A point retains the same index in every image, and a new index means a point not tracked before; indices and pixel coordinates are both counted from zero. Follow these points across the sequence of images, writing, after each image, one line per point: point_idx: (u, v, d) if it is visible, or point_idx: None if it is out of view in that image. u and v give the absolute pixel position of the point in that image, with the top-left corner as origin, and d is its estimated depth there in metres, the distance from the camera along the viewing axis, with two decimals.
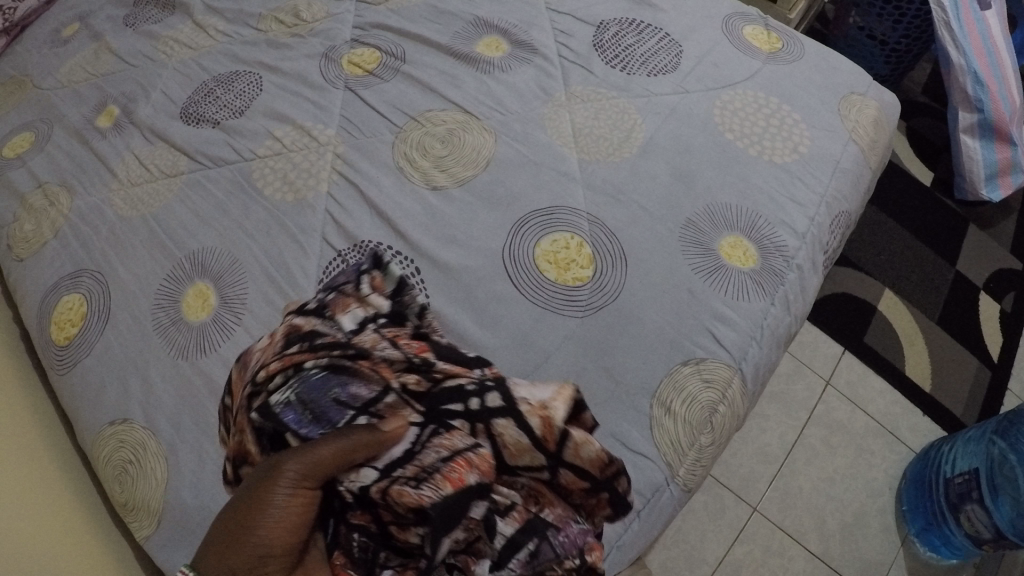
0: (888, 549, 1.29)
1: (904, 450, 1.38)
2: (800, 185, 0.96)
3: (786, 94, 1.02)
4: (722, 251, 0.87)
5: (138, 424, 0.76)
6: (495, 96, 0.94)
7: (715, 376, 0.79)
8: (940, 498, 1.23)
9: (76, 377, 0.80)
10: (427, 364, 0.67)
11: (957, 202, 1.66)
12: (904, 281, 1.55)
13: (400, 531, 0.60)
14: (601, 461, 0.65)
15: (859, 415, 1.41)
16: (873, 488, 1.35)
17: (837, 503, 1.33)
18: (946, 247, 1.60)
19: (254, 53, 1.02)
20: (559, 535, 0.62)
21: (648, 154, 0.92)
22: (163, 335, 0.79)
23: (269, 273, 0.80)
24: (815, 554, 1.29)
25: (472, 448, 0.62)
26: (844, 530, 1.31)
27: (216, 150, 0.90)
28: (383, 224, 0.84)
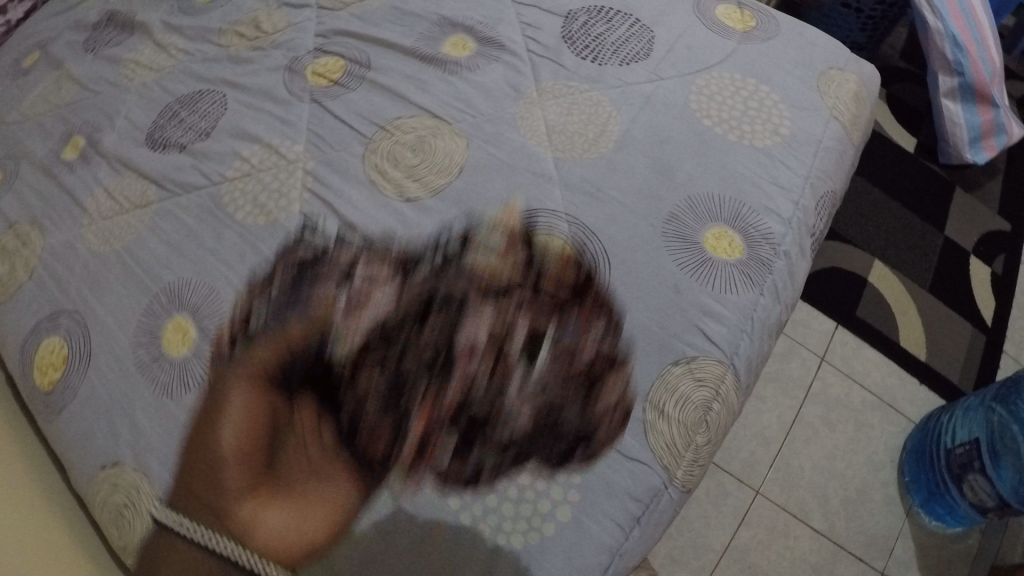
0: (892, 521, 1.30)
1: (903, 422, 1.38)
2: (782, 168, 0.94)
3: (763, 74, 1.01)
4: (707, 244, 0.85)
5: (130, 467, 0.74)
6: (466, 97, 0.92)
7: (708, 373, 0.78)
8: (942, 469, 1.23)
9: (63, 422, 0.78)
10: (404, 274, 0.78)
11: (942, 166, 1.65)
12: (893, 253, 1.54)
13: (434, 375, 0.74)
14: (568, 258, 0.80)
15: (856, 389, 1.41)
16: (874, 461, 1.35)
17: (839, 479, 1.33)
18: (934, 216, 1.59)
19: (217, 70, 0.99)
20: (564, 327, 0.76)
21: (626, 147, 0.90)
22: (146, 373, 0.77)
23: (248, 301, 0.78)
24: (820, 531, 1.29)
25: (467, 297, 0.76)
26: (847, 505, 1.31)
27: (185, 176, 0.88)
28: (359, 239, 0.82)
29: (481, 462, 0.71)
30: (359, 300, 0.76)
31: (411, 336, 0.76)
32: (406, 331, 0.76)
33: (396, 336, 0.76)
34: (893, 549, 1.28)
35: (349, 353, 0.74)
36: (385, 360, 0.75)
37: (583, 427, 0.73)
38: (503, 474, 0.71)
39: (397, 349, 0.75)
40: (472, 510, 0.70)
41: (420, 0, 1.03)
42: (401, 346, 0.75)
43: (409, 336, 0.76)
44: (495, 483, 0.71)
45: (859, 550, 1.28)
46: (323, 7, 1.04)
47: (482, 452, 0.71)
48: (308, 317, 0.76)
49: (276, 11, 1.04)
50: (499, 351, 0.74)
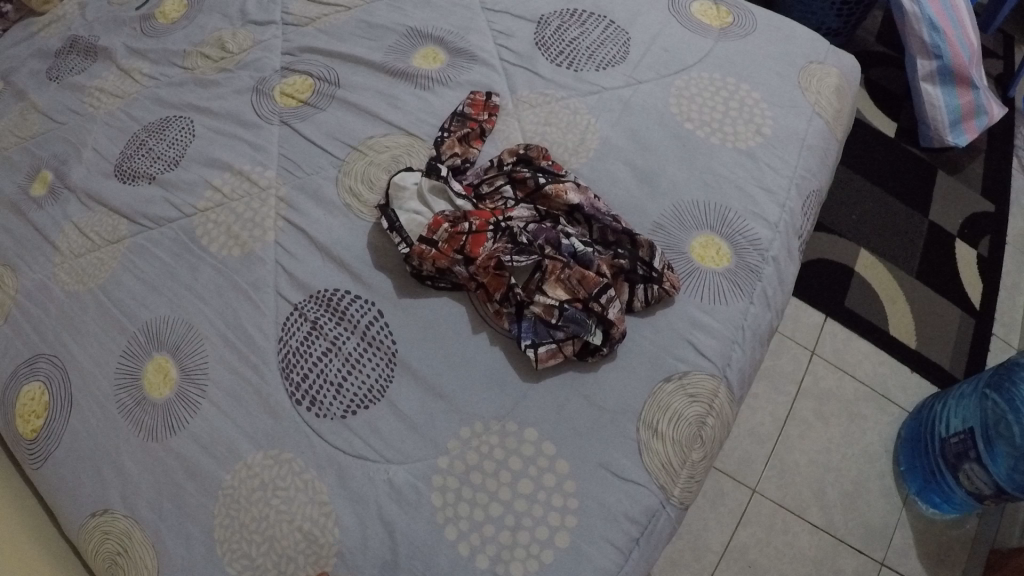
0: (890, 511, 1.26)
1: (896, 410, 1.34)
2: (766, 169, 0.94)
3: (743, 72, 1.00)
4: (695, 253, 0.86)
5: (120, 513, 0.71)
6: (439, 113, 0.92)
7: (701, 389, 0.78)
8: (936, 457, 1.20)
9: (49, 470, 0.75)
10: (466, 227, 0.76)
11: (923, 149, 1.63)
12: (881, 240, 1.52)
13: (480, 221, 0.77)
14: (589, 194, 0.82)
15: (848, 380, 1.37)
16: (867, 452, 1.31)
17: (834, 472, 1.29)
18: (918, 200, 1.57)
19: (182, 94, 0.96)
20: (586, 202, 0.81)
21: (606, 156, 0.92)
22: (128, 417, 0.74)
23: (227, 337, 0.75)
24: (819, 526, 1.25)
25: (530, 244, 0.76)
26: (844, 498, 1.27)
27: (156, 208, 0.85)
28: (333, 265, 0.79)
29: (476, 492, 0.69)
30: (345, 331, 0.74)
31: (396, 365, 0.73)
32: (391, 360, 0.73)
33: (383, 367, 0.73)
34: (890, 540, 1.24)
35: (337, 387, 0.72)
36: (372, 392, 0.72)
37: (577, 449, 0.71)
38: (498, 503, 0.69)
39: (384, 380, 0.72)
40: (469, 540, 0.67)
41: (388, 12, 1.01)
42: (388, 377, 0.72)
43: (394, 366, 0.73)
44: (491, 512, 0.68)
45: (858, 542, 1.24)
46: (289, 23, 1.02)
47: (478, 480, 0.69)
48: (294, 350, 0.74)
49: (241, 29, 1.02)
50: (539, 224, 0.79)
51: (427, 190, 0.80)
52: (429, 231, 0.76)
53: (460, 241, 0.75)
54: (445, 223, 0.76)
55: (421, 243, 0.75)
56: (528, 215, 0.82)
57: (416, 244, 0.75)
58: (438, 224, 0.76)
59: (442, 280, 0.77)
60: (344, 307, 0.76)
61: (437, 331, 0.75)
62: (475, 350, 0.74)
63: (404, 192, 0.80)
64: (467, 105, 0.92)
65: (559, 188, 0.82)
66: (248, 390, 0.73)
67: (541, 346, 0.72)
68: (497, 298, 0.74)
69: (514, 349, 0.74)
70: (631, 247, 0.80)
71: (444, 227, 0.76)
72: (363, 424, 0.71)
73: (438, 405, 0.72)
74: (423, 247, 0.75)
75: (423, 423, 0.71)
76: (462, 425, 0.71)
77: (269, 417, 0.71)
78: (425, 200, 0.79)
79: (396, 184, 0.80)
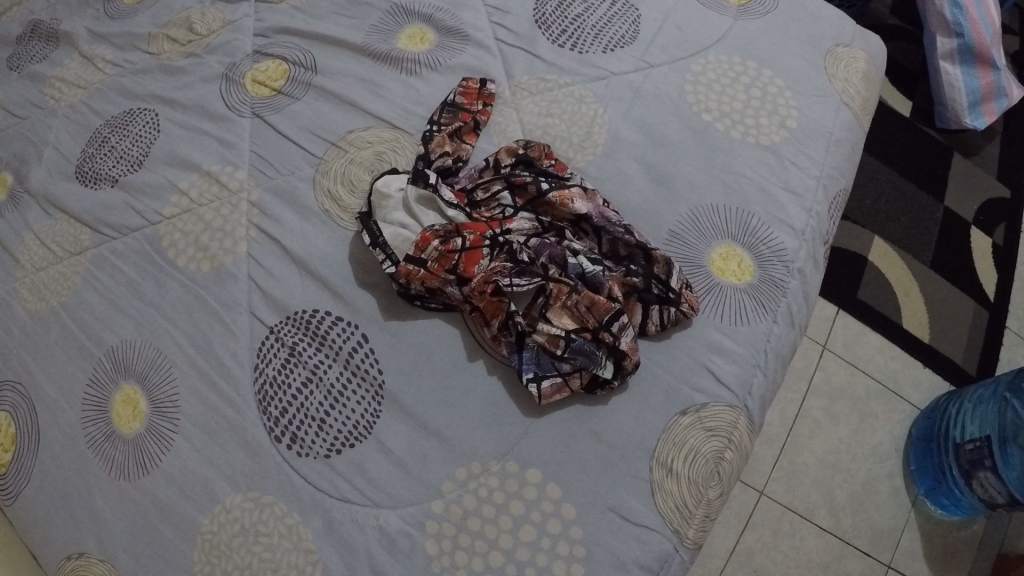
0: (900, 514, 1.19)
1: (907, 409, 1.25)
2: (792, 168, 0.85)
3: (765, 56, 0.91)
4: (714, 266, 0.79)
5: (95, 557, 0.65)
6: (428, 102, 0.83)
7: (719, 422, 0.71)
8: (950, 462, 1.13)
9: (20, 509, 0.69)
10: (459, 245, 0.68)
11: (940, 130, 1.47)
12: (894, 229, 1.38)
13: (475, 238, 0.68)
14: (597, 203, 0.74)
15: (860, 377, 1.27)
16: (876, 451, 1.22)
17: (843, 473, 1.21)
18: (940, 186, 1.43)
19: (148, 84, 0.86)
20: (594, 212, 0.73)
21: (615, 153, 0.83)
22: (98, 453, 0.67)
23: (198, 364, 0.68)
24: (826, 529, 1.18)
25: (532, 264, 0.68)
26: (853, 501, 1.19)
27: (120, 216, 0.77)
28: (312, 280, 0.71)
29: (474, 540, 0.63)
30: (327, 359, 0.67)
31: (384, 398, 0.66)
32: (378, 392, 0.66)
33: (370, 400, 0.65)
34: (899, 542, 1.18)
35: (319, 422, 0.65)
36: (358, 428, 0.65)
37: (584, 492, 0.65)
38: (499, 552, 0.62)
39: (371, 415, 0.65)
40: None
41: None
42: (375, 411, 0.65)
43: (382, 399, 0.66)
44: (491, 561, 0.62)
45: (866, 545, 1.17)
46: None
47: (476, 527, 0.63)
48: (271, 380, 0.66)
49: (210, 8, 0.91)
50: (541, 239, 0.70)
51: (414, 200, 0.71)
52: (416, 249, 0.68)
53: (452, 259, 0.67)
54: (434, 240, 0.68)
55: (407, 262, 0.67)
56: (528, 226, 0.74)
57: (403, 264, 0.67)
58: (427, 241, 0.68)
59: (433, 301, 0.69)
60: (325, 331, 0.68)
61: (429, 359, 0.67)
62: (471, 381, 0.67)
63: (389, 200, 0.71)
64: (460, 94, 0.82)
65: (564, 195, 0.73)
66: (221, 424, 0.66)
67: (544, 381, 0.65)
68: (495, 326, 0.66)
69: (513, 380, 0.67)
70: (645, 262, 0.72)
71: (433, 244, 0.68)
72: (348, 463, 0.64)
73: (431, 443, 0.65)
74: (410, 267, 0.67)
75: (414, 464, 0.64)
76: (457, 465, 0.64)
77: (244, 454, 0.65)
78: (412, 211, 0.71)
79: (379, 191, 0.71)
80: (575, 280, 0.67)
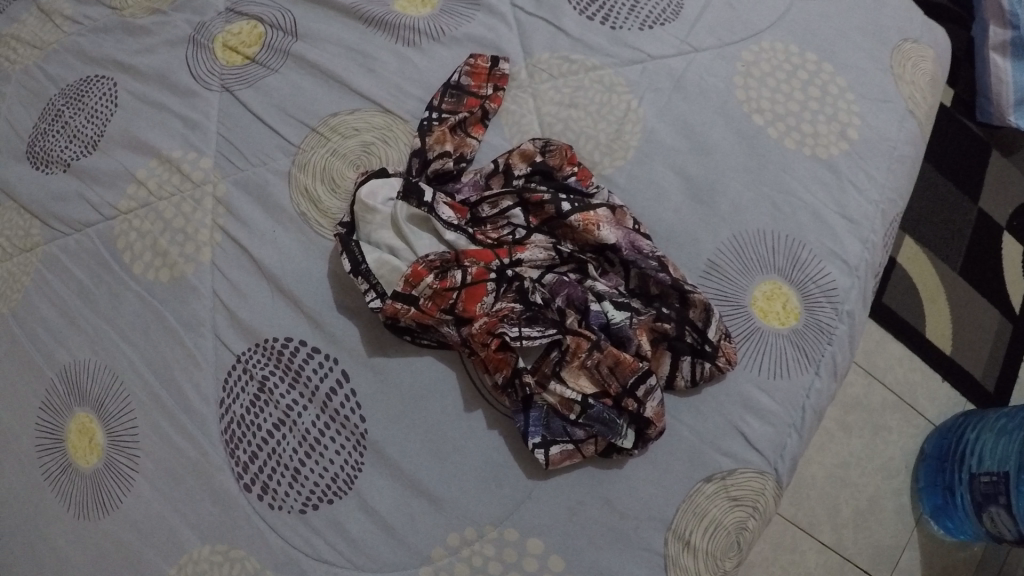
0: (903, 530, 0.96)
1: (922, 423, 1.00)
2: (849, 190, 0.72)
3: (825, 47, 0.75)
4: (757, 307, 0.68)
5: None
6: (428, 82, 0.71)
7: (745, 491, 0.63)
8: (964, 495, 0.90)
9: None
10: (459, 284, 0.59)
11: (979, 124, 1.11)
12: (930, 227, 1.08)
13: (479, 273, 0.59)
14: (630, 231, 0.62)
15: (877, 388, 1.01)
16: (884, 466, 0.98)
17: (849, 488, 0.96)
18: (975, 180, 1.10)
19: (108, 46, 0.75)
20: (624, 244, 0.61)
21: (648, 156, 0.71)
22: (55, 487, 0.61)
23: (156, 395, 0.60)
24: (827, 545, 0.95)
25: (548, 311, 0.59)
26: (856, 516, 0.96)
27: (72, 209, 0.68)
28: (285, 300, 0.62)
29: None
30: (300, 399, 0.59)
31: (367, 448, 0.58)
32: (360, 442, 0.58)
33: (351, 449, 0.58)
34: (899, 561, 0.96)
35: (292, 472, 0.57)
36: (337, 482, 0.57)
37: (589, 566, 0.58)
38: None
39: (352, 467, 0.58)
40: None
41: None
42: (357, 463, 0.58)
43: (365, 449, 0.58)
44: None
45: (866, 566, 0.95)
46: None
47: None
48: (239, 420, 0.59)
49: None
50: (559, 277, 0.60)
51: (404, 218, 0.61)
52: (407, 285, 0.58)
53: (449, 299, 0.58)
54: (428, 275, 0.59)
55: (395, 299, 0.58)
56: (544, 256, 0.62)
57: (390, 300, 0.58)
58: (419, 275, 0.58)
59: (425, 337, 0.60)
60: (298, 365, 0.60)
61: (421, 406, 0.59)
62: (468, 435, 0.59)
63: (374, 215, 0.61)
64: (467, 74, 0.71)
65: (589, 219, 0.61)
66: (184, 466, 0.58)
67: (553, 447, 0.57)
68: (500, 381, 0.57)
69: (516, 438, 0.59)
70: (679, 304, 0.61)
71: (427, 280, 0.58)
72: (326, 521, 0.57)
73: (420, 503, 0.58)
74: (398, 305, 0.58)
75: (400, 526, 0.57)
76: (448, 530, 0.57)
77: (211, 501, 0.58)
78: (402, 232, 0.61)
79: (363, 202, 0.61)
80: (598, 333, 0.58)
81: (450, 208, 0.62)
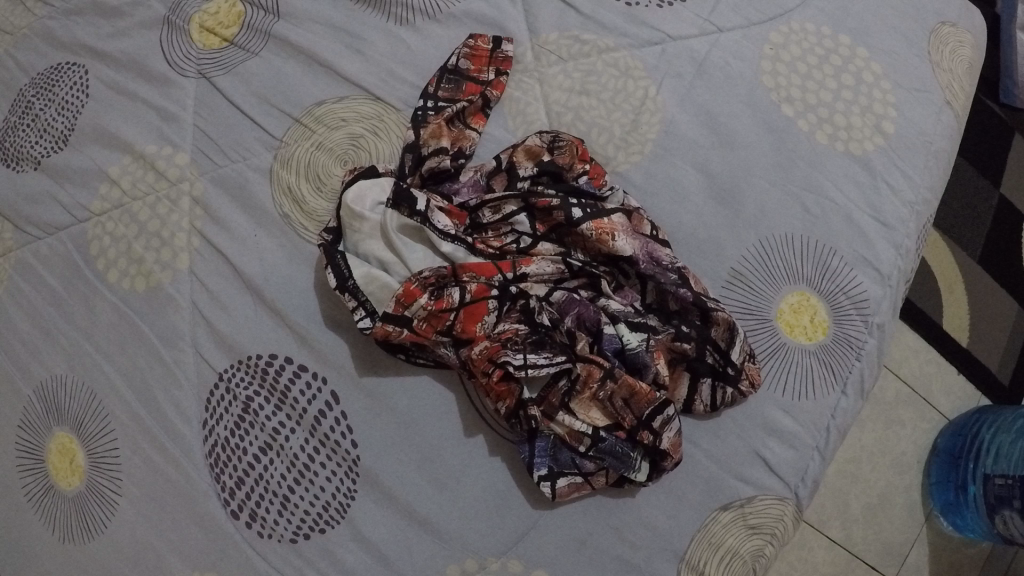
0: (911, 526, 0.87)
1: (935, 416, 0.90)
2: (884, 190, 0.64)
3: (859, 29, 0.67)
4: (783, 322, 0.61)
5: None
6: (423, 67, 0.65)
7: (766, 520, 0.58)
8: (976, 491, 0.82)
9: None
10: (459, 304, 0.54)
11: (1002, 106, 1.02)
12: (962, 215, 0.98)
13: (480, 290, 0.54)
14: (647, 242, 0.56)
15: (889, 378, 0.91)
16: (896, 460, 0.88)
17: (858, 484, 0.87)
18: (1002, 164, 1.00)
19: (78, 29, 0.70)
20: (641, 256, 0.55)
21: (665, 148, 0.64)
22: (39, 508, 0.60)
23: (138, 416, 0.58)
24: (833, 543, 0.86)
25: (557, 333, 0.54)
26: (865, 513, 0.87)
27: (45, 212, 0.65)
28: (268, 312, 0.58)
29: None
30: (286, 422, 0.55)
31: (359, 475, 0.54)
32: (352, 469, 0.54)
33: (342, 476, 0.54)
34: (906, 558, 0.87)
35: (282, 500, 0.54)
36: (329, 510, 0.54)
37: None
38: None
39: (344, 495, 0.54)
40: None
41: None
42: (349, 491, 0.54)
43: (357, 477, 0.54)
44: None
45: (873, 566, 0.86)
46: None
47: None
48: (223, 443, 0.56)
49: None
50: (569, 294, 0.55)
51: (395, 229, 0.56)
52: (398, 306, 0.54)
53: (446, 320, 0.54)
54: (422, 294, 0.54)
55: (386, 322, 0.54)
56: (552, 269, 0.56)
57: (380, 322, 0.54)
58: (412, 295, 0.54)
59: (420, 356, 0.56)
60: (285, 387, 0.56)
61: (417, 431, 0.55)
62: (467, 461, 0.55)
63: (362, 223, 0.56)
64: (466, 57, 0.65)
65: (603, 228, 0.55)
66: (169, 489, 0.56)
67: (560, 479, 0.53)
68: (502, 411, 0.53)
69: (519, 467, 0.55)
70: (701, 321, 0.55)
71: (421, 301, 0.54)
72: (318, 551, 0.54)
73: (416, 532, 0.54)
74: (389, 327, 0.54)
75: (395, 556, 0.54)
76: (447, 560, 0.54)
77: (199, 527, 0.55)
78: (392, 243, 0.56)
79: (350, 208, 0.56)
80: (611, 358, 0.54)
81: (445, 217, 0.57)
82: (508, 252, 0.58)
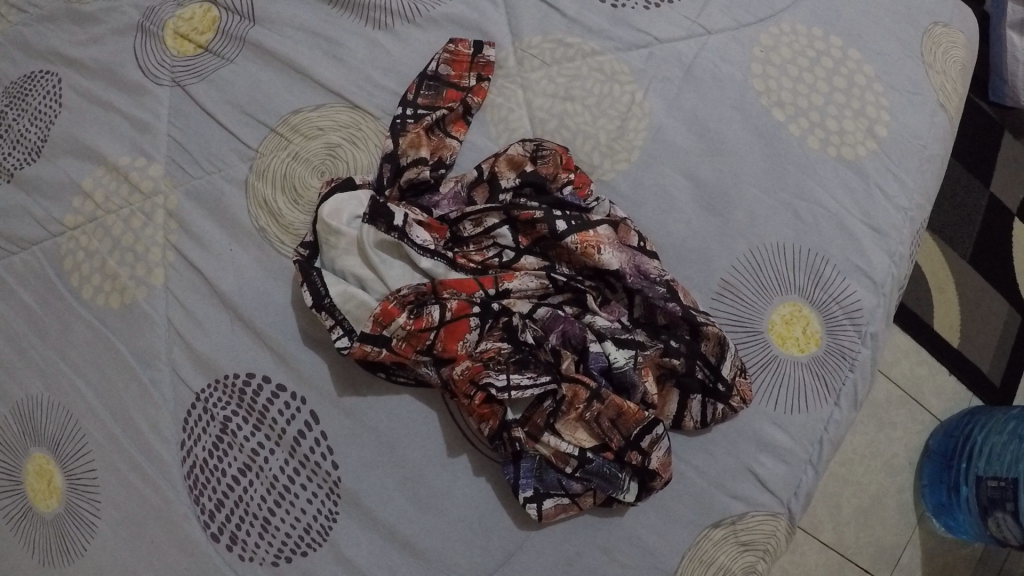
0: (904, 530, 0.87)
1: (928, 421, 0.89)
2: (877, 196, 0.63)
3: (851, 31, 0.66)
4: (775, 334, 0.60)
5: None
6: (403, 73, 0.63)
7: (758, 536, 0.57)
8: (968, 492, 0.80)
9: None
10: (440, 322, 0.53)
11: (993, 105, 1.01)
12: (953, 217, 0.97)
13: (461, 308, 0.53)
14: (633, 255, 0.54)
15: (881, 383, 0.90)
16: (890, 467, 0.87)
17: (851, 490, 0.86)
18: (993, 165, 0.99)
19: (50, 36, 0.68)
20: (628, 271, 0.54)
21: (652, 153, 0.62)
22: (16, 531, 0.58)
23: (114, 436, 0.56)
24: (826, 549, 0.85)
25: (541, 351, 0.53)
26: (859, 519, 0.86)
27: (17, 225, 0.63)
28: (245, 328, 0.56)
29: None
30: (266, 443, 0.54)
31: (340, 496, 0.53)
32: (333, 490, 0.53)
33: (323, 497, 0.53)
34: (900, 563, 0.86)
35: (262, 522, 0.53)
36: (311, 532, 0.53)
37: None
38: None
39: (326, 516, 0.53)
40: None
41: None
42: (331, 512, 0.53)
43: (339, 498, 0.53)
44: None
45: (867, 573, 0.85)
46: None
47: None
48: (202, 464, 0.54)
49: None
50: (553, 311, 0.54)
51: (373, 244, 0.54)
52: (377, 325, 0.52)
53: (426, 339, 0.52)
54: (400, 313, 0.52)
55: (363, 341, 0.52)
56: (535, 284, 0.55)
57: (358, 342, 0.52)
58: (390, 314, 0.52)
59: (401, 374, 0.54)
60: (263, 406, 0.54)
61: (398, 451, 0.53)
62: (451, 480, 0.53)
63: (339, 238, 0.55)
64: (446, 62, 0.63)
65: (588, 241, 0.54)
66: (147, 512, 0.55)
67: (546, 500, 0.52)
68: (486, 432, 0.52)
69: (504, 488, 0.53)
70: (690, 336, 0.54)
71: (399, 320, 0.52)
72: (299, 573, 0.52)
73: (399, 553, 0.53)
74: (366, 347, 0.52)
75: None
76: None
77: (177, 550, 0.54)
78: (369, 259, 0.54)
79: (326, 223, 0.55)
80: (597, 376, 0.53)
81: (424, 231, 0.55)
82: (491, 266, 0.56)
